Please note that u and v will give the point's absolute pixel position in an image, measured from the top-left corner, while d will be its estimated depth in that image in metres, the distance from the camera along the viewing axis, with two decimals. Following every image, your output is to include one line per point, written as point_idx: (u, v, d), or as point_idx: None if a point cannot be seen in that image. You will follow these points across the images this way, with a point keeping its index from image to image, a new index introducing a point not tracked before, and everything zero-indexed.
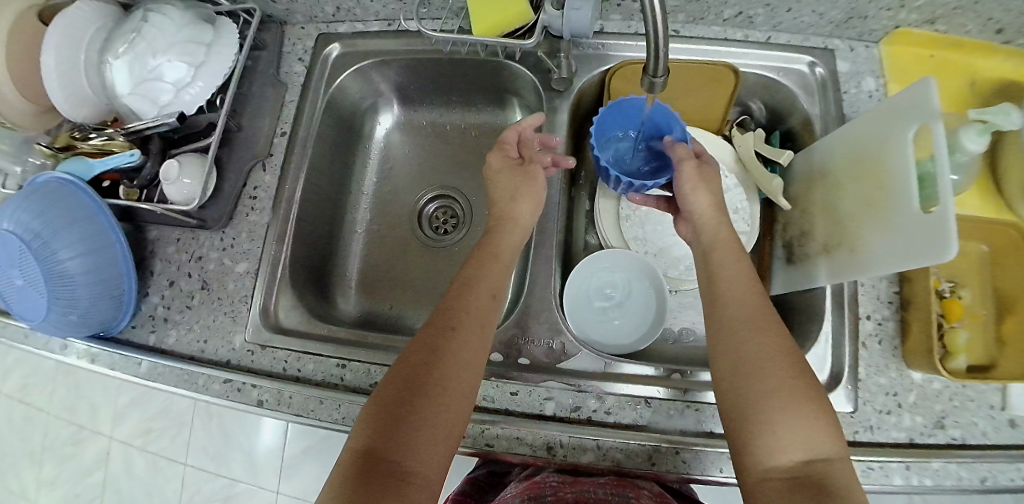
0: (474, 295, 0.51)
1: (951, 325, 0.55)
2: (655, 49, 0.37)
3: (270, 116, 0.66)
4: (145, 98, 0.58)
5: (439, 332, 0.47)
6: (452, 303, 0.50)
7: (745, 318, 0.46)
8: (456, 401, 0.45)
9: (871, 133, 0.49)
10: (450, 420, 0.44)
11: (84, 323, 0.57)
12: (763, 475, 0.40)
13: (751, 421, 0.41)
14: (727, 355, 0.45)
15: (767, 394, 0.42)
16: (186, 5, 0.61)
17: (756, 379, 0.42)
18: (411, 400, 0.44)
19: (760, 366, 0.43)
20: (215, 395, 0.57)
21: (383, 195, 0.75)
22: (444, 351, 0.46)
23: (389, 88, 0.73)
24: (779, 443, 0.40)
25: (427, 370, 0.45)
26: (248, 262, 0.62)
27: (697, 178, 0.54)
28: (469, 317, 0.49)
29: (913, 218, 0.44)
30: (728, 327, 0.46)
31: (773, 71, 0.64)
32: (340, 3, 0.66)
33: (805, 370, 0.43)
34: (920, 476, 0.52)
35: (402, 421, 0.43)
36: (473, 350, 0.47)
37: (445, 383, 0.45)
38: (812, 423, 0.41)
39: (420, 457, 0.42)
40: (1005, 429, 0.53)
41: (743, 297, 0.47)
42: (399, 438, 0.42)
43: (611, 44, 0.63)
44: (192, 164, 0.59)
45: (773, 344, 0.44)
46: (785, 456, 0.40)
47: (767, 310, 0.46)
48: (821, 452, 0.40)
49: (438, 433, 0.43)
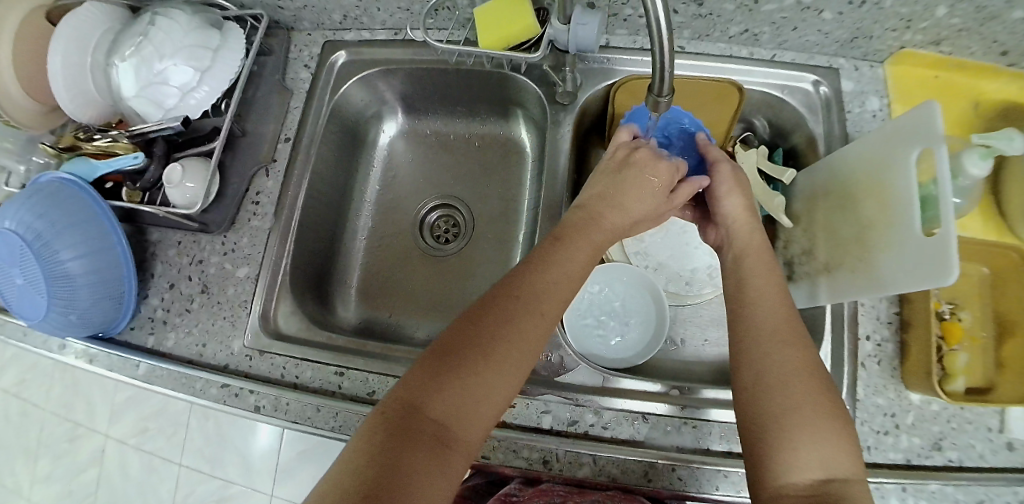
0: (565, 251, 0.47)
1: (950, 348, 0.55)
2: (661, 69, 0.38)
3: (275, 121, 0.67)
4: (151, 101, 0.58)
5: (519, 287, 0.43)
6: (541, 257, 0.46)
7: (773, 326, 0.44)
8: (511, 373, 0.41)
9: (875, 153, 0.49)
10: (500, 391, 0.40)
11: (83, 324, 0.57)
12: (778, 490, 0.38)
13: (772, 433, 0.40)
14: (751, 365, 0.43)
15: (789, 406, 0.40)
16: (194, 10, 0.61)
17: (782, 388, 0.41)
18: (464, 358, 0.40)
19: (786, 374, 0.42)
20: (212, 400, 0.57)
21: (386, 202, 0.76)
22: (505, 317, 0.42)
23: (394, 96, 0.73)
24: (799, 462, 0.39)
25: (498, 324, 0.41)
26: (249, 267, 0.62)
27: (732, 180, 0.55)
28: (550, 281, 0.44)
29: (914, 241, 0.44)
30: (754, 336, 0.44)
31: (777, 89, 0.64)
32: (347, 11, 0.66)
33: (830, 388, 0.41)
34: (916, 498, 0.52)
35: (449, 380, 0.39)
36: (537, 323, 0.42)
37: (504, 351, 0.41)
38: (834, 442, 0.39)
39: (462, 421, 0.39)
40: (1003, 452, 0.53)
41: (771, 307, 0.46)
42: (446, 398, 0.38)
43: (616, 59, 0.63)
44: (195, 169, 0.59)
45: (800, 354, 0.43)
46: (804, 475, 0.38)
47: (795, 323, 0.45)
48: (840, 473, 0.38)
49: (485, 401, 0.39)
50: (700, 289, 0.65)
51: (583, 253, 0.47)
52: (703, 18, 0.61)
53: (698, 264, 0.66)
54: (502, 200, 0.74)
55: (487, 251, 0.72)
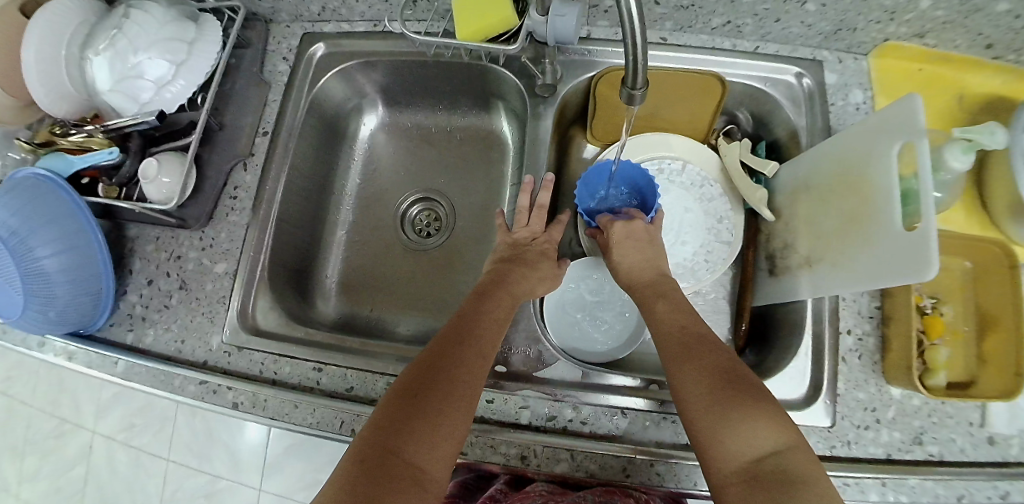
0: (492, 303, 0.52)
1: (932, 342, 0.55)
2: (634, 57, 0.36)
3: (252, 115, 0.66)
4: (126, 95, 0.57)
5: (457, 333, 0.49)
6: (470, 309, 0.52)
7: (676, 340, 0.50)
8: (460, 405, 0.44)
9: (857, 148, 0.49)
10: (455, 420, 0.43)
11: (62, 321, 0.57)
12: (724, 482, 0.42)
13: (704, 432, 0.44)
14: (675, 378, 0.47)
15: (708, 405, 0.44)
16: (169, 2, 0.61)
17: (696, 393, 0.45)
18: (414, 403, 0.43)
19: (694, 382, 0.46)
20: (190, 397, 0.57)
21: (367, 196, 0.75)
22: (445, 360, 0.46)
23: (374, 89, 0.73)
24: (729, 446, 0.42)
25: (442, 364, 0.46)
26: (227, 263, 0.62)
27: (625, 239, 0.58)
28: (480, 324, 0.50)
29: (897, 237, 0.43)
30: (669, 352, 0.49)
31: (761, 82, 0.63)
32: (325, 2, 0.65)
33: (743, 378, 0.46)
34: (897, 492, 0.52)
35: (405, 419, 0.42)
36: (475, 360, 0.47)
37: (449, 388, 0.44)
38: (758, 423, 0.43)
39: (426, 455, 0.41)
40: (984, 446, 0.53)
41: (675, 324, 0.51)
42: (407, 435, 0.41)
43: (596, 50, 0.63)
44: (171, 163, 0.59)
45: (707, 358, 0.47)
46: (738, 460, 0.42)
47: (701, 332, 0.50)
48: (772, 449, 0.42)
49: (443, 432, 0.42)
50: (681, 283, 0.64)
51: (504, 303, 0.53)
52: (684, 9, 0.60)
53: (681, 257, 0.65)
54: (484, 194, 0.74)
55: (469, 246, 0.72)
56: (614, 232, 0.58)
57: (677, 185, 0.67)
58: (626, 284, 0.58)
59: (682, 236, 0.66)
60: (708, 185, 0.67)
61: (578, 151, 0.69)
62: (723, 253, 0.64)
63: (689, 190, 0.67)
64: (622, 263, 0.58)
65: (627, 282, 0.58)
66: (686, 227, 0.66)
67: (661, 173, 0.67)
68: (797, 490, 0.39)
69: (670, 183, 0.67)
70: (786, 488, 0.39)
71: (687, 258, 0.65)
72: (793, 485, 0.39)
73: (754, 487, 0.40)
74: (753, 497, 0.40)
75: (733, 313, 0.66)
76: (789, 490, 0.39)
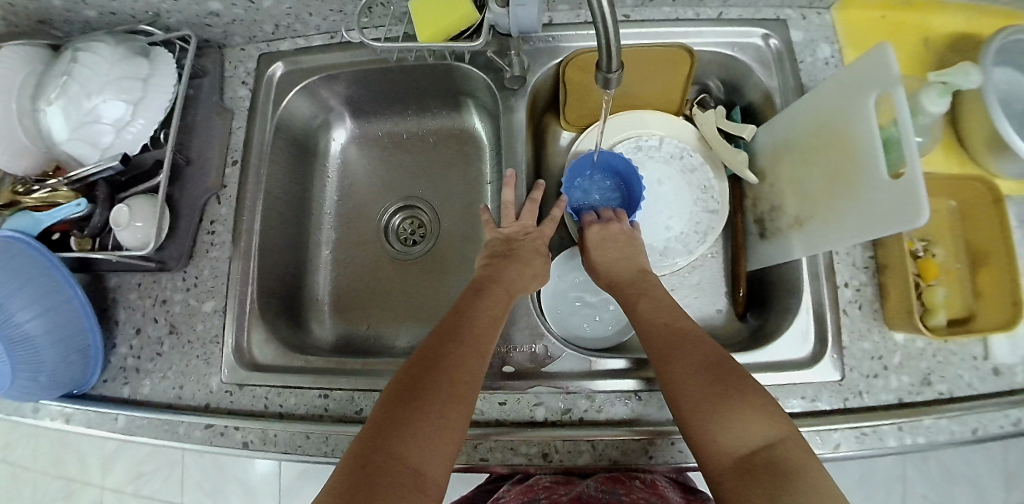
0: (486, 299, 0.52)
1: (928, 284, 0.55)
2: (607, 40, 0.35)
3: (219, 145, 0.64)
4: (86, 142, 0.55)
5: (449, 332, 0.48)
6: (464, 305, 0.51)
7: (661, 337, 0.50)
8: (459, 404, 0.43)
9: (832, 105, 0.49)
10: (452, 420, 0.42)
11: (54, 384, 0.55)
12: (719, 477, 0.42)
13: (696, 428, 0.44)
14: (663, 374, 0.47)
15: (698, 400, 0.44)
16: (116, 39, 0.59)
17: (687, 388, 0.45)
18: (413, 403, 0.42)
19: (681, 378, 0.46)
20: (197, 442, 0.56)
21: (348, 212, 0.74)
22: (441, 359, 0.45)
23: (340, 102, 0.71)
24: (722, 442, 0.42)
25: (438, 363, 0.45)
26: (215, 300, 0.60)
27: (604, 240, 0.59)
28: (475, 321, 0.49)
29: (884, 187, 0.43)
30: (656, 349, 0.49)
31: (728, 48, 0.63)
32: (278, 20, 0.63)
33: (729, 371, 0.46)
34: (913, 435, 0.52)
35: (403, 420, 0.41)
36: (472, 359, 0.46)
37: (448, 387, 0.43)
38: (748, 415, 0.42)
39: (426, 456, 0.40)
40: (990, 378, 0.54)
41: (659, 321, 0.51)
42: (405, 437, 0.40)
43: (560, 36, 0.62)
44: (142, 206, 0.57)
45: (693, 352, 0.47)
46: (731, 454, 0.42)
47: (685, 328, 0.50)
48: (764, 441, 0.41)
49: (444, 433, 0.41)
50: (675, 258, 0.64)
51: (500, 299, 0.52)
52: None
53: (671, 232, 0.65)
54: (466, 195, 0.73)
55: (458, 250, 0.71)
56: (590, 236, 0.60)
57: (658, 160, 0.67)
58: (605, 282, 0.58)
59: (669, 210, 0.66)
60: (687, 155, 0.66)
61: (554, 140, 0.70)
62: (711, 220, 0.64)
63: (670, 163, 0.67)
64: (599, 261, 0.58)
65: (606, 279, 0.58)
66: (673, 201, 0.66)
67: (640, 150, 0.67)
68: (793, 480, 0.38)
69: (651, 159, 0.67)
70: (779, 480, 0.39)
71: (678, 232, 0.65)
72: (785, 477, 0.39)
73: (749, 478, 0.40)
74: (747, 492, 0.39)
75: (729, 280, 0.67)
76: (782, 483, 0.38)
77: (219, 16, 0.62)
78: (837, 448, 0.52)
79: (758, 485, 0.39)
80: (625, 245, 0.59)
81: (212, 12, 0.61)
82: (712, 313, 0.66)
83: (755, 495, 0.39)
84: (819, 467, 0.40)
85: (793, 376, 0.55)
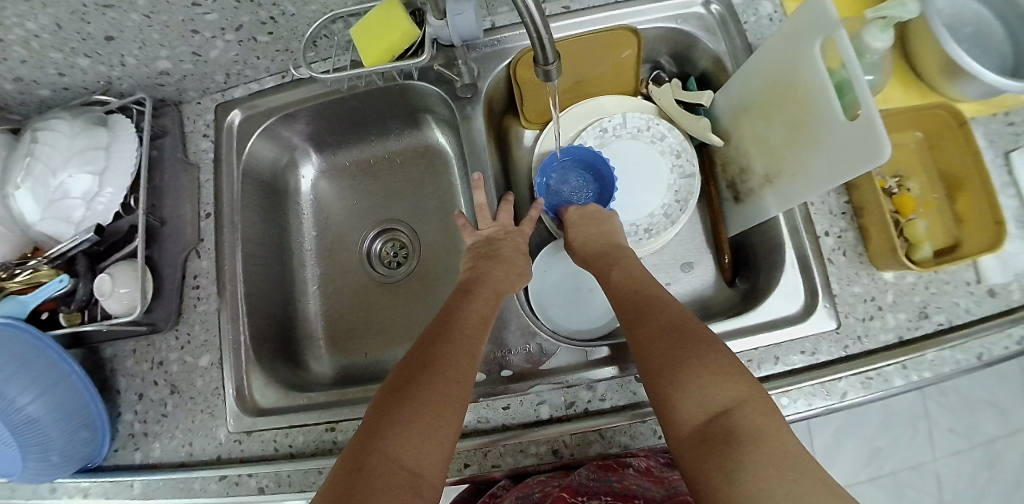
0: (474, 301, 0.52)
1: (907, 219, 0.55)
2: (537, 34, 0.36)
3: (190, 201, 0.65)
4: (59, 220, 0.56)
5: (437, 334, 0.48)
6: (452, 308, 0.51)
7: (633, 312, 0.50)
8: (452, 404, 0.43)
9: (777, 55, 0.49)
10: (444, 422, 0.42)
11: (67, 460, 0.55)
12: (681, 446, 0.42)
13: (659, 399, 0.44)
14: (633, 347, 0.48)
15: (660, 371, 0.44)
16: (73, 114, 0.59)
17: (651, 359, 0.46)
18: (406, 403, 0.42)
19: (647, 349, 0.46)
20: (215, 495, 0.56)
21: (330, 244, 0.74)
22: (432, 359, 0.45)
23: (302, 139, 0.72)
24: (682, 411, 0.42)
25: (428, 366, 0.45)
26: (210, 353, 0.61)
27: (584, 221, 0.60)
28: (462, 321, 0.50)
29: (841, 126, 0.43)
30: (628, 323, 0.50)
31: (672, 21, 0.63)
32: (228, 68, 0.64)
33: (694, 339, 0.45)
34: (918, 370, 0.52)
35: (392, 424, 0.41)
36: (465, 358, 0.46)
37: (440, 387, 0.43)
38: (708, 382, 0.42)
39: (422, 457, 0.40)
40: (986, 300, 0.54)
41: (631, 296, 0.52)
42: (397, 441, 0.40)
43: (506, 37, 0.62)
44: (124, 273, 0.57)
45: (660, 323, 0.48)
46: (692, 422, 0.42)
47: (655, 299, 0.50)
48: (725, 406, 0.41)
49: (435, 435, 0.41)
50: (658, 231, 0.64)
51: (486, 299, 0.53)
52: None
53: (652, 206, 0.65)
54: (442, 208, 0.73)
55: (443, 262, 0.71)
56: (569, 217, 0.61)
57: (626, 137, 0.66)
58: (582, 259, 0.59)
59: (644, 186, 0.65)
60: (654, 125, 0.65)
61: (517, 140, 0.69)
62: (688, 186, 0.64)
63: (639, 137, 0.66)
64: (578, 239, 0.59)
65: (582, 257, 0.59)
66: (649, 176, 0.65)
67: (606, 132, 0.66)
68: (747, 445, 0.38)
69: (618, 138, 0.66)
70: (732, 446, 0.39)
71: (660, 205, 0.64)
72: (740, 443, 0.38)
73: (707, 445, 0.40)
74: (703, 460, 0.40)
75: (712, 246, 0.67)
76: (736, 448, 0.38)
77: (169, 73, 0.62)
78: (844, 397, 0.52)
79: (713, 451, 0.39)
80: (604, 222, 0.60)
81: (162, 71, 0.61)
82: (703, 283, 0.66)
83: (710, 463, 0.39)
84: (779, 430, 0.39)
85: (789, 334, 0.54)
